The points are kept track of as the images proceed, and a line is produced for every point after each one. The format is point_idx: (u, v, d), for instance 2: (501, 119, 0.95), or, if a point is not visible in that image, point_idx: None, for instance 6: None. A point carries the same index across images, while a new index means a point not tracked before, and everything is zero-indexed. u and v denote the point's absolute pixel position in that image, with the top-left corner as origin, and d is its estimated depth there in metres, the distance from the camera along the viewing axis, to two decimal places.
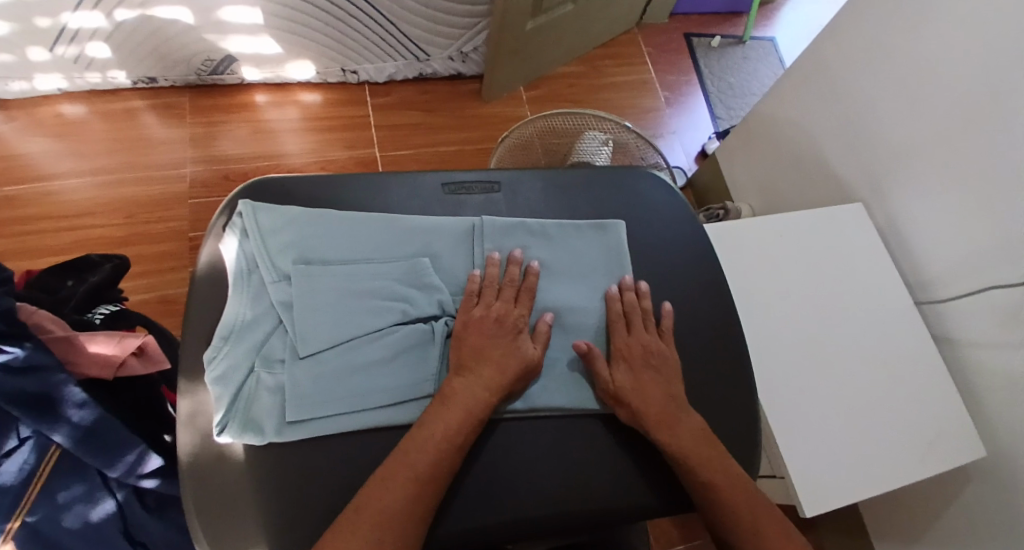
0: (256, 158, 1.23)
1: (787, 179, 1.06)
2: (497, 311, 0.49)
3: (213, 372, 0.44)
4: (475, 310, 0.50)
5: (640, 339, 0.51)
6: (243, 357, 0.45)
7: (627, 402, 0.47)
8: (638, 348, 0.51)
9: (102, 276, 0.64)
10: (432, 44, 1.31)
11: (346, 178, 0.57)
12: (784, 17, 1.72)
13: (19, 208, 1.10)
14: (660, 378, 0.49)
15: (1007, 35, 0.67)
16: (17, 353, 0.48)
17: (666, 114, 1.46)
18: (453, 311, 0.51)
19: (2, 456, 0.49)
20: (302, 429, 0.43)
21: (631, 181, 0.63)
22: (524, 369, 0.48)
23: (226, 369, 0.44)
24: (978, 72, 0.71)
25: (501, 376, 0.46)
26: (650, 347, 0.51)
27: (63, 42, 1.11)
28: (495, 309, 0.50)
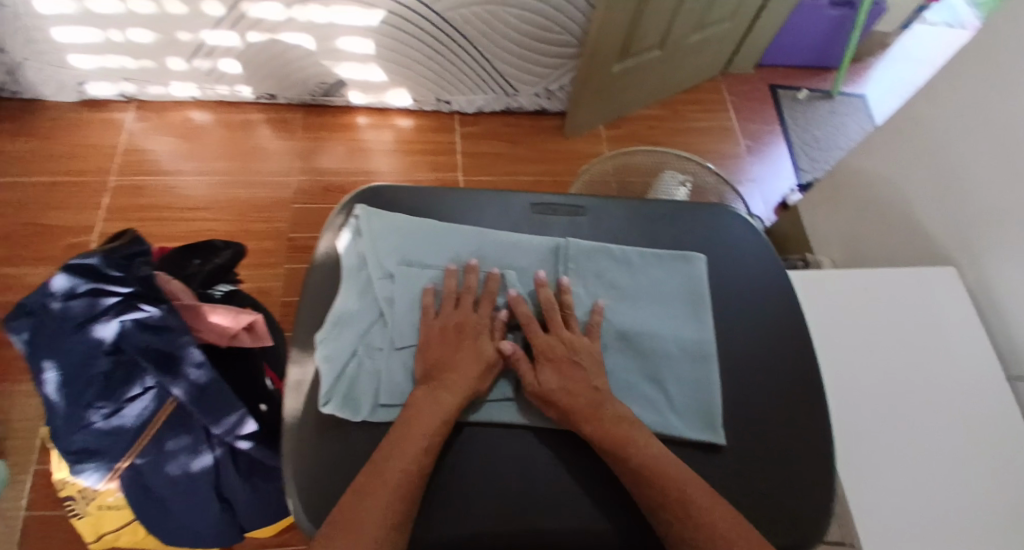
0: (351, 172, 1.34)
1: (872, 235, 1.02)
2: (554, 343, 0.52)
3: (321, 351, 0.49)
4: (539, 337, 0.52)
5: (557, 336, 0.52)
6: (348, 342, 0.50)
7: (553, 402, 0.48)
8: (558, 345, 0.52)
9: (223, 260, 0.72)
10: (521, 80, 1.39)
11: (446, 191, 0.62)
12: (876, 74, 1.69)
13: (146, 198, 1.26)
14: (583, 372, 0.50)
15: None
16: (154, 313, 0.54)
17: (745, 161, 1.46)
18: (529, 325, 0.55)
19: (125, 401, 0.56)
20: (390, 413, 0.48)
21: (712, 217, 0.65)
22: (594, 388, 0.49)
23: (333, 350, 0.49)
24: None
25: (569, 396, 0.48)
26: (571, 343, 0.52)
27: (201, 56, 1.28)
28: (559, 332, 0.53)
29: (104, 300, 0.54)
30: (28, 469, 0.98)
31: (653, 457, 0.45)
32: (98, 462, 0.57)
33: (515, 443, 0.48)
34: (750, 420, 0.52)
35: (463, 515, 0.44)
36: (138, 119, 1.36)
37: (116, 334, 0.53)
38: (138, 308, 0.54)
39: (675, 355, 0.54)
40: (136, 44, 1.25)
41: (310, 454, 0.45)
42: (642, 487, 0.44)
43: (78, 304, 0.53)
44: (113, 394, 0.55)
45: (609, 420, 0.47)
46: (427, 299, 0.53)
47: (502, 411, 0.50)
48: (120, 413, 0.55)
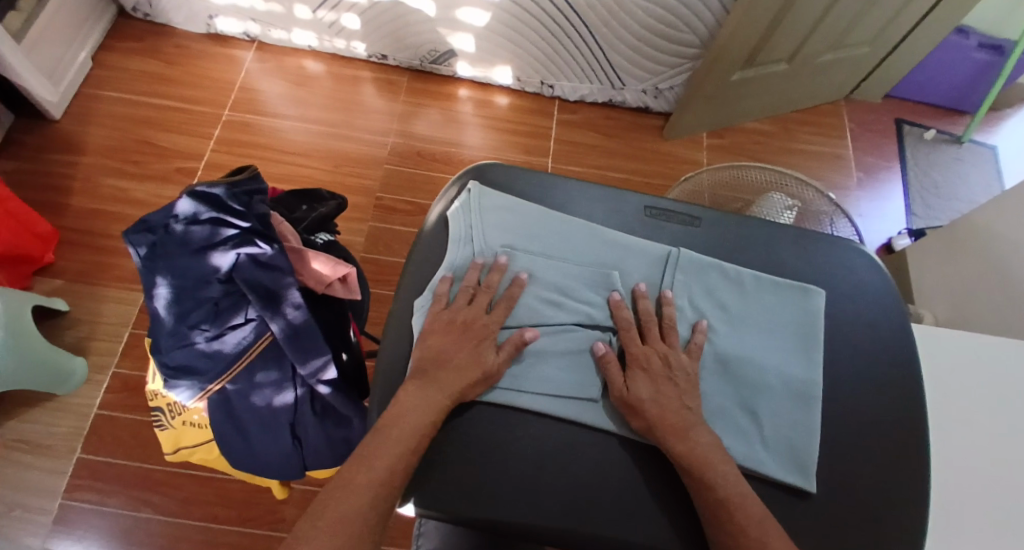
0: (444, 142, 1.36)
1: (985, 300, 0.92)
2: (657, 353, 0.50)
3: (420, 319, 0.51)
4: (637, 345, 0.50)
5: (657, 349, 0.50)
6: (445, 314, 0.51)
7: (642, 413, 0.46)
8: (657, 358, 0.49)
9: (327, 209, 0.75)
10: (631, 74, 1.35)
11: (558, 179, 0.61)
12: (1019, 125, 1.52)
13: (251, 135, 1.32)
14: (680, 390, 0.48)
15: None
16: (267, 251, 0.58)
17: (854, 195, 1.36)
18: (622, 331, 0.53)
19: (228, 328, 0.59)
20: (478, 392, 0.48)
21: (838, 252, 0.60)
22: (687, 411, 0.47)
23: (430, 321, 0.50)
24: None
25: (660, 411, 0.46)
26: (670, 359, 0.50)
27: (326, 8, 1.31)
28: (654, 343, 0.50)
29: (224, 231, 0.56)
30: (106, 370, 1.06)
31: (736, 491, 0.43)
32: (192, 380, 0.59)
33: (590, 445, 0.47)
34: (845, 477, 0.48)
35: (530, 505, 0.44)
36: (257, 60, 1.42)
37: (231, 264, 0.57)
38: (254, 244, 0.57)
39: (776, 391, 0.51)
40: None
41: None
42: (718, 520, 0.42)
43: (200, 229, 0.55)
44: (219, 319, 0.58)
45: (699, 443, 0.45)
46: (443, 289, 0.51)
47: (594, 414, 0.48)
48: (222, 338, 0.59)
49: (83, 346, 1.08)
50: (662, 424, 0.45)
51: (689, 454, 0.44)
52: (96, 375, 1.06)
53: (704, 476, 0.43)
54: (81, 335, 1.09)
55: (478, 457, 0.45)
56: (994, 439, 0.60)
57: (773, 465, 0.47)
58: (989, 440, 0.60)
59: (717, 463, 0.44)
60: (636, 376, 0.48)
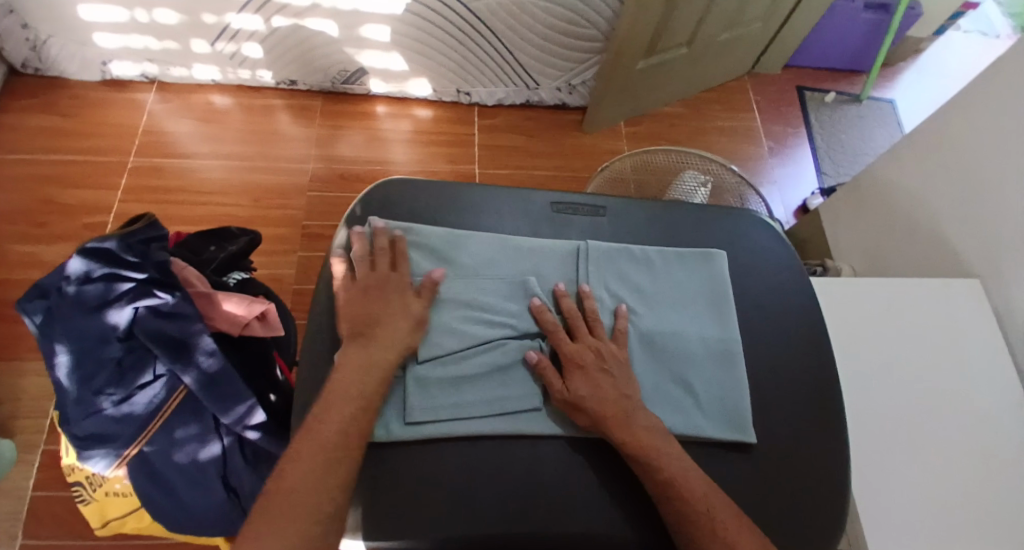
0: (368, 161, 1.34)
1: (893, 246, 0.97)
2: (589, 348, 0.50)
3: None
4: (567, 344, 0.50)
5: (587, 343, 0.50)
6: None
7: (585, 409, 0.46)
8: (589, 352, 0.50)
9: (238, 247, 0.73)
10: (543, 74, 1.37)
11: (458, 191, 0.61)
12: (907, 79, 1.64)
13: (164, 179, 1.26)
14: (615, 380, 0.49)
15: None
16: (167, 299, 0.56)
17: (767, 164, 1.43)
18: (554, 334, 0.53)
19: (136, 388, 0.56)
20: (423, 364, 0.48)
21: (735, 221, 0.63)
22: (625, 398, 0.48)
23: None
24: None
25: (602, 406, 0.46)
26: (601, 351, 0.50)
27: (226, 40, 1.28)
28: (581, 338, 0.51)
29: (120, 285, 0.55)
30: (35, 447, 0.99)
31: (680, 468, 0.44)
32: (106, 448, 0.56)
33: (521, 449, 0.47)
34: (767, 430, 0.51)
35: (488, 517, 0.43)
36: (161, 101, 1.36)
37: (129, 319, 0.55)
38: (153, 295, 0.55)
39: (700, 362, 0.53)
40: (161, 25, 1.24)
41: None
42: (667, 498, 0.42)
43: (94, 287, 0.54)
44: (125, 380, 0.56)
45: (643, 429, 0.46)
46: (402, 269, 0.53)
47: (538, 422, 0.48)
48: (131, 400, 0.56)
49: (5, 426, 1.00)
50: (605, 418, 0.46)
51: (635, 442, 0.45)
52: (24, 454, 0.98)
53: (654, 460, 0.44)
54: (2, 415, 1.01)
55: (424, 478, 0.44)
56: None
57: (715, 429, 0.49)
58: None
59: (662, 445, 0.45)
60: (573, 374, 0.48)
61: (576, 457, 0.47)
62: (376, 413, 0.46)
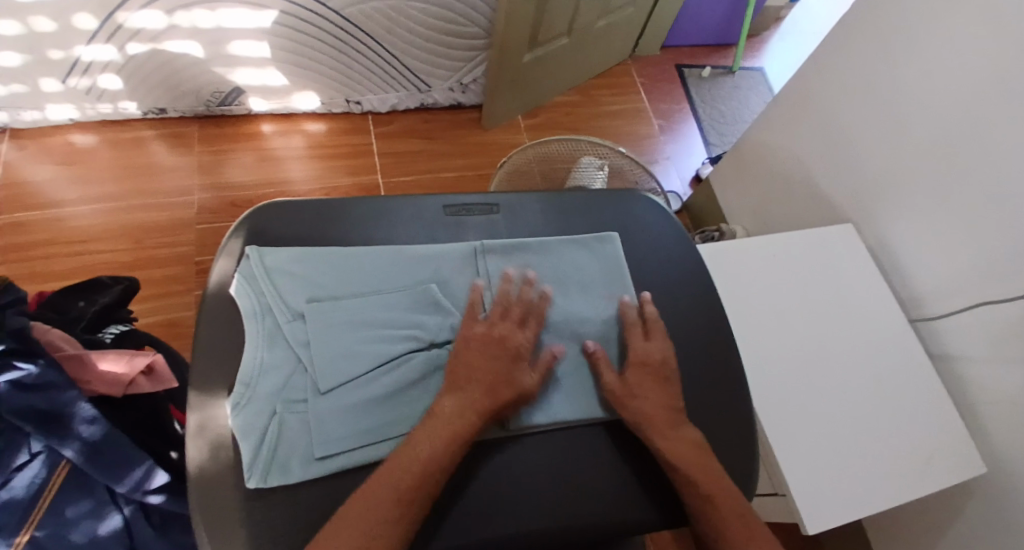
0: (262, 185, 1.26)
1: (774, 204, 1.05)
2: (655, 353, 0.53)
3: (239, 419, 0.44)
4: (638, 343, 0.53)
5: (655, 348, 0.53)
6: (266, 403, 0.45)
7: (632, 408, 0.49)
8: (653, 356, 0.53)
9: (111, 298, 0.67)
10: (433, 75, 1.36)
11: (344, 205, 0.58)
12: (773, 47, 1.78)
13: (25, 234, 1.12)
14: (671, 389, 0.51)
15: (990, 68, 0.68)
16: (31, 370, 0.50)
17: (660, 140, 1.51)
18: None
19: (13, 471, 0.50)
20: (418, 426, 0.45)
21: (625, 201, 0.66)
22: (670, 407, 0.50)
23: (253, 414, 0.44)
24: (944, 90, 0.73)
25: (654, 408, 0.49)
26: (665, 359, 0.53)
27: (78, 74, 1.15)
28: (519, 370, 0.49)
29: None
30: None
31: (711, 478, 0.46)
32: None
33: None
34: None
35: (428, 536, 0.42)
36: (8, 148, 1.21)
37: None
38: (13, 367, 0.49)
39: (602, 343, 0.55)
40: (3, 67, 1.10)
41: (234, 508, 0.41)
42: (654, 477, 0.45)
43: None
44: None
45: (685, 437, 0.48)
46: (477, 303, 0.52)
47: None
48: (8, 486, 0.49)
49: None
50: (653, 420, 0.48)
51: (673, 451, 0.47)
52: None
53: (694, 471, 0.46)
54: None
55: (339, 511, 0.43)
56: None
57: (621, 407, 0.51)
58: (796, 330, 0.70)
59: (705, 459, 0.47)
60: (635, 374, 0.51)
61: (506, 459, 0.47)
62: (277, 454, 0.43)
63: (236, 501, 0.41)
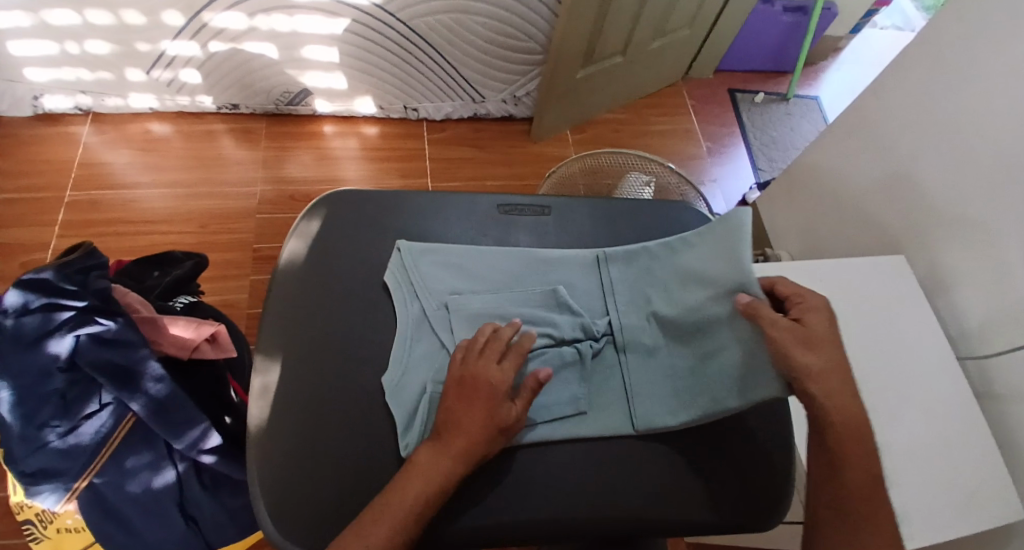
0: (318, 181, 1.33)
1: (824, 231, 1.04)
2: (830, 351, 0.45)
3: (389, 396, 0.47)
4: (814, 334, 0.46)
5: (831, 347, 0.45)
6: (415, 383, 0.48)
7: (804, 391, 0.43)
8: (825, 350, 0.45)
9: (184, 271, 0.72)
10: (488, 87, 1.41)
11: (405, 196, 0.61)
12: (829, 76, 1.76)
13: (101, 212, 1.21)
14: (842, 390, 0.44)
15: None
16: (111, 326, 0.53)
17: (708, 162, 1.51)
18: (595, 333, 0.53)
19: (82, 419, 0.54)
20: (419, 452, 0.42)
21: (674, 213, 0.67)
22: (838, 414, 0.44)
23: (402, 393, 0.48)
24: (1008, 120, 0.71)
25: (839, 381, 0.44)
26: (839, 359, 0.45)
27: (161, 67, 1.25)
28: (504, 410, 0.44)
29: (59, 314, 0.51)
30: None
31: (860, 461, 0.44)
32: (55, 482, 0.54)
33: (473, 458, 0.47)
34: None
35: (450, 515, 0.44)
36: (94, 132, 1.32)
37: (70, 349, 0.52)
38: (95, 322, 0.53)
39: None
40: (92, 55, 1.21)
41: (283, 468, 0.44)
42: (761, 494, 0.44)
43: (31, 319, 0.51)
44: (70, 412, 0.53)
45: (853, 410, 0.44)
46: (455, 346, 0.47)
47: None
48: (77, 431, 0.54)
49: None
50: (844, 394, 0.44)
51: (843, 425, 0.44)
52: None
53: (851, 449, 0.44)
54: None
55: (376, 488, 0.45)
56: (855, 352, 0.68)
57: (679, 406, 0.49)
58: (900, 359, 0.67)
59: (866, 435, 0.44)
60: (801, 351, 0.44)
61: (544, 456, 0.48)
62: (324, 428, 0.46)
63: (285, 465, 0.44)
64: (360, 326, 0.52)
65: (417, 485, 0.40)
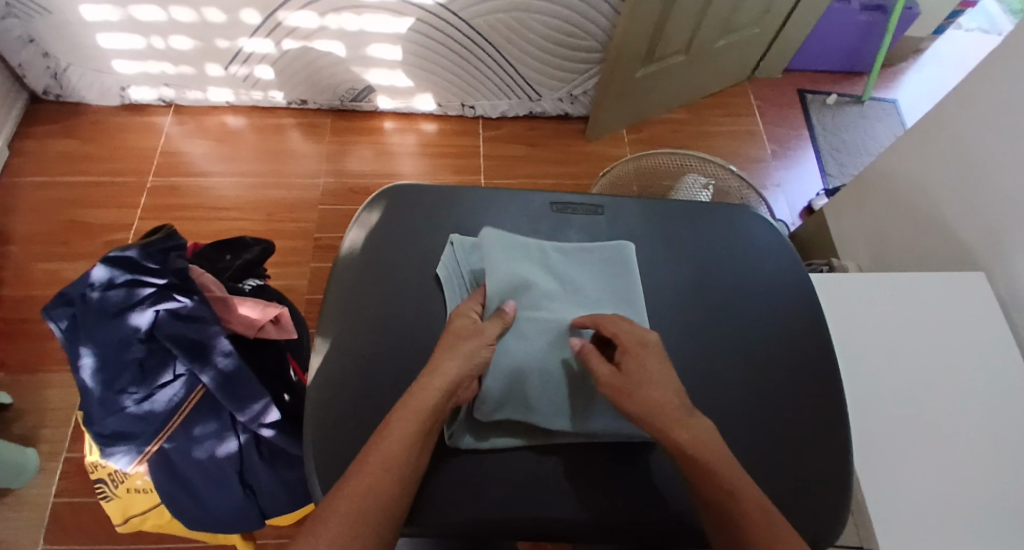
0: (377, 175, 1.37)
1: (895, 240, 0.97)
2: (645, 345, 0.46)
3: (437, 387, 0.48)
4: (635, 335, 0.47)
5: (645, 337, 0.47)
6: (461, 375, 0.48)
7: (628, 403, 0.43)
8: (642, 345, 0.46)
9: (253, 255, 0.77)
10: (544, 85, 1.41)
11: (460, 190, 0.63)
12: (909, 79, 1.64)
13: (179, 197, 1.30)
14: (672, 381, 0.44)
15: None
16: (187, 303, 0.57)
17: (771, 166, 1.45)
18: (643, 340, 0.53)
19: (157, 387, 0.58)
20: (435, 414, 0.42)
21: (732, 216, 0.65)
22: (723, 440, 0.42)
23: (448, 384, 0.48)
24: None
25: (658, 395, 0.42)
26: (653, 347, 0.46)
27: (238, 63, 1.33)
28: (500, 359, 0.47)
29: (142, 290, 0.56)
30: (58, 456, 1.00)
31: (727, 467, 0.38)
32: (128, 445, 0.59)
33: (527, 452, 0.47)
34: (762, 418, 0.52)
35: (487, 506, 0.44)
36: (176, 123, 1.42)
37: (151, 322, 0.57)
38: (172, 298, 0.57)
39: (685, 355, 0.55)
40: (177, 50, 1.30)
41: (334, 445, 0.46)
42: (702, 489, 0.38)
43: (117, 293, 0.56)
44: (146, 380, 0.58)
45: (700, 429, 0.40)
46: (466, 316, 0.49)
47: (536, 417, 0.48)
48: (152, 398, 0.58)
49: (32, 436, 1.02)
50: (659, 409, 0.41)
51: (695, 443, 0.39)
52: (47, 464, 0.99)
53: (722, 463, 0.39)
54: (28, 426, 1.02)
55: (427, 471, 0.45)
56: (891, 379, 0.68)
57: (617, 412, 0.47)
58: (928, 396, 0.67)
59: (719, 443, 0.40)
60: (626, 358, 0.45)
61: (586, 458, 0.47)
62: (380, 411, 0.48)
63: (336, 443, 0.46)
64: (414, 314, 0.53)
65: (408, 424, 0.39)
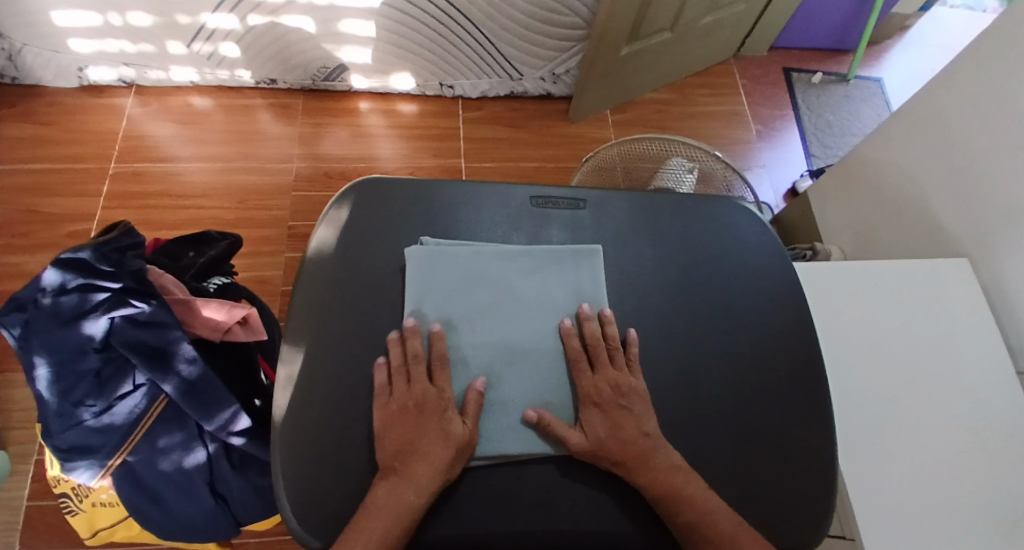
0: (353, 158, 1.32)
1: (880, 225, 0.96)
2: (613, 380, 0.49)
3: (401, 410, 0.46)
4: (591, 384, 0.48)
5: (606, 377, 0.49)
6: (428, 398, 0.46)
7: (605, 455, 0.44)
8: (608, 388, 0.48)
9: (218, 251, 0.73)
10: (526, 63, 1.36)
11: (434, 183, 0.59)
12: (894, 58, 1.62)
13: (144, 184, 1.24)
14: (635, 417, 0.47)
15: None
16: (144, 308, 0.54)
17: (756, 147, 1.43)
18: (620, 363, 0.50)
19: (117, 398, 0.55)
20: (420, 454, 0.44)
21: (718, 211, 0.63)
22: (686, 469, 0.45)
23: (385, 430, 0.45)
24: None
25: (627, 446, 0.45)
26: (620, 384, 0.49)
27: (201, 40, 1.26)
28: (451, 425, 0.45)
29: (94, 296, 0.53)
30: (27, 458, 0.97)
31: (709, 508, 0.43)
32: (89, 459, 0.56)
33: (513, 472, 0.45)
34: (750, 426, 0.50)
35: (477, 521, 0.42)
36: (138, 104, 1.34)
37: (106, 330, 0.53)
38: (128, 304, 0.54)
39: (672, 360, 0.53)
40: (135, 27, 1.22)
41: (303, 465, 0.43)
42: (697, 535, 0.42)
43: (68, 299, 0.53)
44: (104, 391, 0.55)
45: (663, 464, 0.44)
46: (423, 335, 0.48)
47: (512, 439, 0.45)
48: (111, 410, 0.55)
49: None
50: (633, 460, 0.44)
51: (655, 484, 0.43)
52: (16, 466, 0.96)
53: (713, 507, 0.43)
54: None
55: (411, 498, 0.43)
56: (873, 371, 0.67)
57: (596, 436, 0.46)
58: (914, 392, 0.66)
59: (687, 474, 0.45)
60: (592, 411, 0.47)
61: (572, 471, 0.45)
62: (352, 428, 0.45)
63: (306, 463, 0.43)
64: (386, 323, 0.50)
65: None
